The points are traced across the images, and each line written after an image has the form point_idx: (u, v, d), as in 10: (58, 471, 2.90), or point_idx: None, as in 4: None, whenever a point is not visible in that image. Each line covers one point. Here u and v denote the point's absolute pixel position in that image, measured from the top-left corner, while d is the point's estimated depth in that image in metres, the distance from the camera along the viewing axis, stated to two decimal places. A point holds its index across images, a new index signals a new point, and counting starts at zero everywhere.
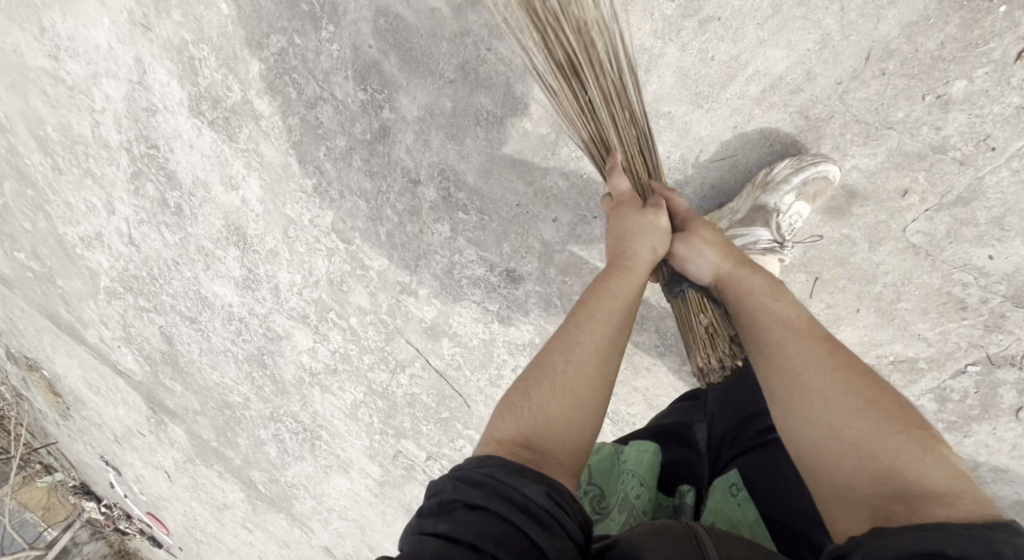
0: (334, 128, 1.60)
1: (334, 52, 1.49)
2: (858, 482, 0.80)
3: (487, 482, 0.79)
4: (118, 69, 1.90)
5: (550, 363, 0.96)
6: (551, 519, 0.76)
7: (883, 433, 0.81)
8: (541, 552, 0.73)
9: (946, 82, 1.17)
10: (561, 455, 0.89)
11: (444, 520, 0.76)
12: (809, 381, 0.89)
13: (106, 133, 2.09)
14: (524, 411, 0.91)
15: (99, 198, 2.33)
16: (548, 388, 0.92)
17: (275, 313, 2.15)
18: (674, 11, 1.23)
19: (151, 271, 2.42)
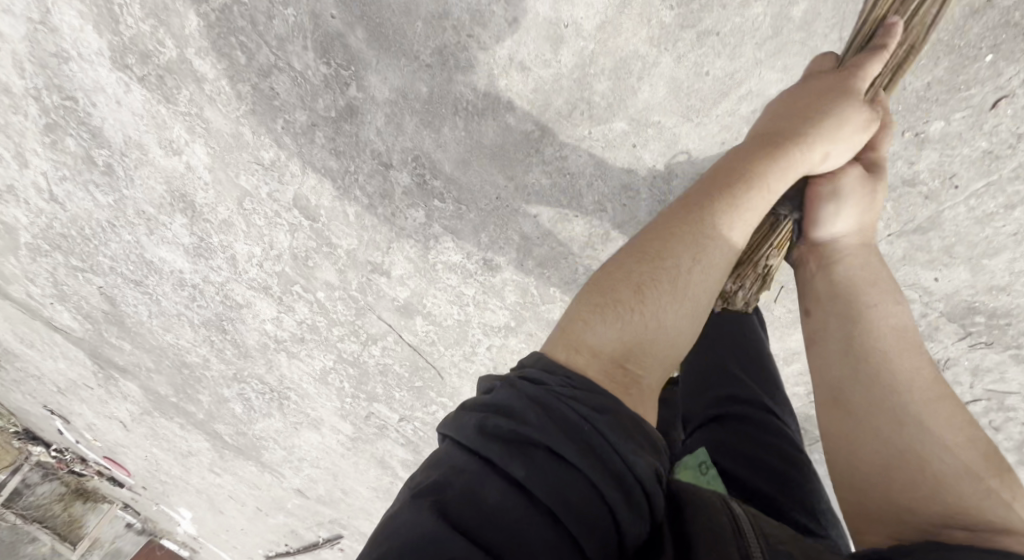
0: (293, 101, 1.46)
1: (289, 18, 1.31)
2: (902, 493, 1.04)
3: (579, 429, 0.81)
4: (8, 1, 1.51)
5: (673, 264, 0.99)
6: (636, 485, 0.81)
7: (968, 462, 1.03)
8: (614, 521, 0.78)
9: (927, 122, 1.26)
10: (649, 377, 0.96)
11: (521, 464, 0.78)
12: (913, 401, 1.09)
13: (7, 77, 1.71)
14: (631, 318, 0.95)
15: (4, 149, 1.98)
16: (666, 296, 0.98)
17: (233, 283, 2.07)
18: (672, 18, 1.12)
19: (81, 232, 2.20)
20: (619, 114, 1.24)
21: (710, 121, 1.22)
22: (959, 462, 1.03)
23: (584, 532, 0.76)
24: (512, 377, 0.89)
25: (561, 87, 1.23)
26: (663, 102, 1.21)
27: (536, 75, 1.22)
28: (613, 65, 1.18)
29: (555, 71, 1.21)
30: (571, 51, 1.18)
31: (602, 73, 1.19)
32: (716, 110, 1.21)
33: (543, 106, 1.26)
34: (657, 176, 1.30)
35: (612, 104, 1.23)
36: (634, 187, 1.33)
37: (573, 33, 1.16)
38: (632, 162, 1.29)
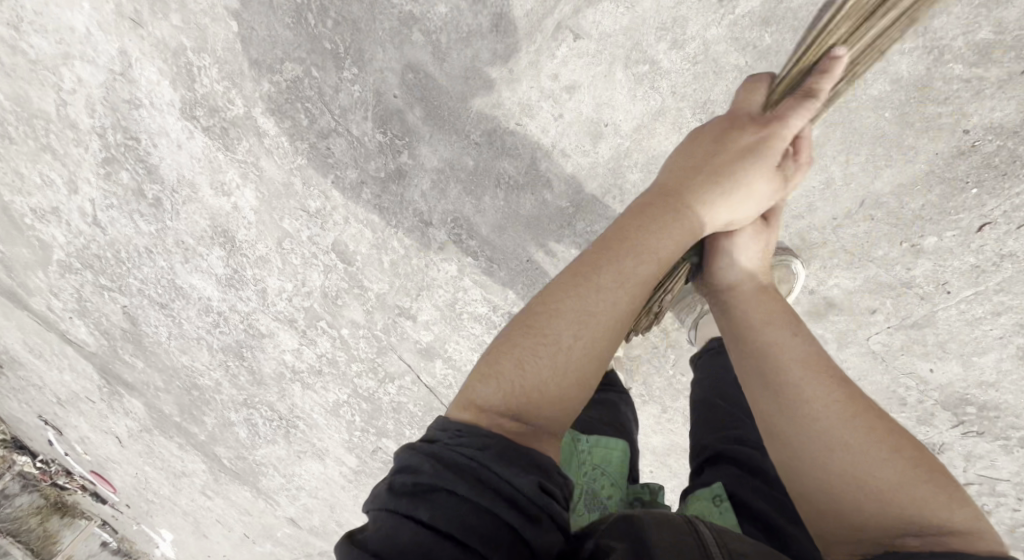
0: (347, 160, 1.61)
1: (354, 92, 1.49)
2: (857, 511, 0.97)
3: (471, 469, 0.84)
4: (97, 56, 1.73)
5: (554, 331, 0.95)
6: (532, 504, 0.83)
7: (904, 475, 0.95)
8: (522, 538, 0.81)
9: (922, 235, 1.36)
10: (553, 418, 0.94)
11: (425, 505, 0.81)
12: (831, 428, 1.00)
13: (75, 116, 1.91)
14: (506, 380, 0.92)
15: (59, 175, 2.13)
16: (545, 357, 0.93)
17: (259, 313, 2.18)
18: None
19: (117, 255, 2.32)
20: None
21: None
22: (895, 475, 0.95)
23: (489, 548, 0.79)
24: (417, 440, 0.91)
25: (595, 174, 1.39)
26: None
27: (575, 161, 1.38)
28: (645, 160, 1.34)
29: (591, 159, 1.37)
30: (608, 144, 1.34)
31: (635, 166, 1.35)
32: None
33: (578, 189, 1.42)
34: None
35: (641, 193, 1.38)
36: None
37: (611, 131, 1.32)
38: None
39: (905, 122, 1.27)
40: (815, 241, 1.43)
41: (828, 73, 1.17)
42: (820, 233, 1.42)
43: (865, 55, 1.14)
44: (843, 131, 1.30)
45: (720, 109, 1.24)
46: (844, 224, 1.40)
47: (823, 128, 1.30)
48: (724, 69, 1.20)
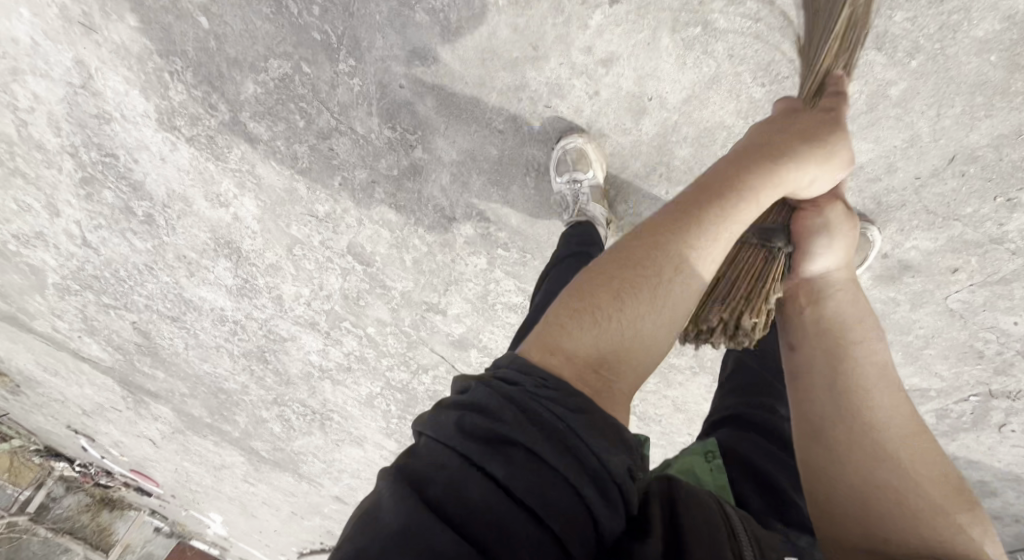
0: (353, 160, 1.47)
1: (355, 86, 1.34)
2: (888, 524, 0.87)
3: (559, 431, 0.70)
4: (51, 69, 1.53)
5: (657, 263, 0.80)
6: (614, 483, 0.71)
7: (941, 503, 0.86)
8: (587, 515, 0.69)
9: (1018, 188, 1.23)
10: (630, 389, 0.79)
11: (500, 461, 0.68)
12: (889, 431, 0.92)
13: (41, 134, 1.72)
14: (598, 323, 0.78)
15: (37, 200, 1.97)
16: (645, 300, 0.79)
17: (277, 318, 2.05)
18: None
19: (116, 273, 2.18)
20: None
21: None
22: (938, 499, 0.87)
23: (566, 527, 0.67)
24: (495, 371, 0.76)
25: (637, 152, 1.25)
26: None
27: (613, 142, 1.24)
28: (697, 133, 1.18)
29: (632, 138, 1.23)
30: (653, 121, 1.18)
31: (684, 140, 1.20)
32: None
33: (619, 168, 1.28)
34: None
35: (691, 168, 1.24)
36: None
37: (657, 105, 1.16)
38: None
39: (1014, 66, 1.11)
40: (893, 204, 1.31)
41: (917, 19, 1.09)
42: (900, 195, 1.29)
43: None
44: (934, 83, 1.15)
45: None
46: (929, 182, 1.27)
47: (912, 80, 1.16)
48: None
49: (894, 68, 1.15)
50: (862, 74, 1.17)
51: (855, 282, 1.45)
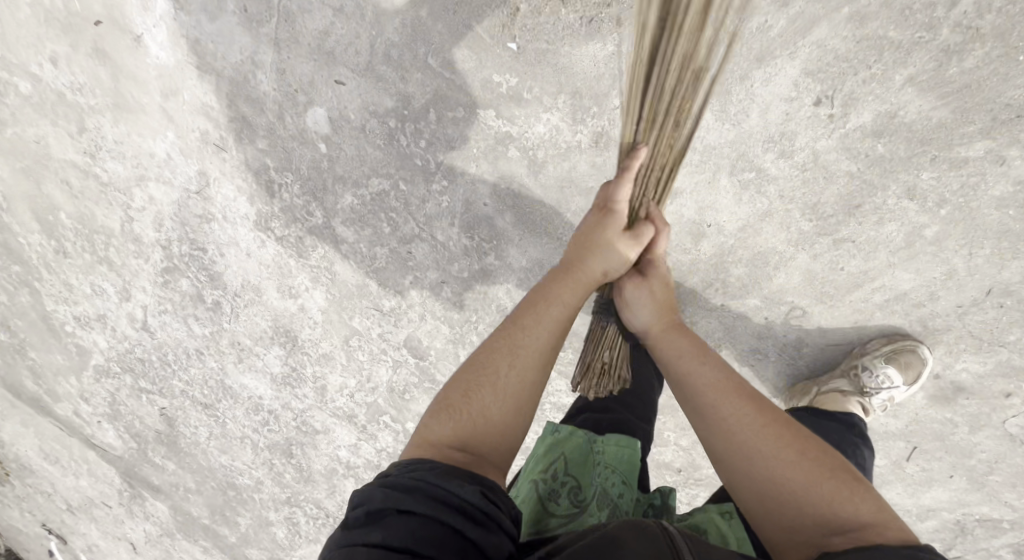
0: (428, 262, 1.67)
1: (443, 203, 1.58)
2: (793, 520, 0.89)
3: (422, 488, 0.83)
4: (174, 177, 1.87)
5: (495, 363, 0.99)
6: (477, 510, 0.83)
7: (818, 481, 0.89)
8: (467, 540, 0.80)
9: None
10: (491, 458, 0.94)
11: (378, 529, 0.80)
12: (745, 432, 0.95)
13: (142, 230, 2.03)
14: (461, 418, 0.94)
15: (114, 286, 2.21)
16: (490, 393, 0.96)
17: (314, 410, 2.11)
18: (810, 228, 1.27)
19: (163, 357, 2.29)
20: (753, 292, 1.37)
21: (844, 306, 1.32)
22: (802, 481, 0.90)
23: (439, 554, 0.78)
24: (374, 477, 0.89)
25: (694, 270, 1.39)
26: (797, 287, 1.33)
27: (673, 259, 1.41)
28: (751, 259, 1.34)
29: (691, 258, 1.37)
30: (710, 245, 1.35)
31: (740, 262, 1.35)
32: (851, 297, 1.31)
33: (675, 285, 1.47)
34: (786, 346, 1.40)
35: (747, 285, 1.36)
36: (763, 352, 1.42)
37: (715, 230, 1.34)
38: (762, 331, 1.40)
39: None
40: (939, 328, 1.29)
41: (941, 177, 1.16)
42: (944, 320, 1.27)
43: (977, 162, 1.13)
44: (965, 228, 1.19)
45: (830, 210, 1.24)
46: (971, 310, 1.25)
47: (944, 224, 1.19)
48: (834, 174, 1.21)
49: (926, 215, 1.19)
50: (899, 217, 1.21)
51: (909, 399, 1.38)
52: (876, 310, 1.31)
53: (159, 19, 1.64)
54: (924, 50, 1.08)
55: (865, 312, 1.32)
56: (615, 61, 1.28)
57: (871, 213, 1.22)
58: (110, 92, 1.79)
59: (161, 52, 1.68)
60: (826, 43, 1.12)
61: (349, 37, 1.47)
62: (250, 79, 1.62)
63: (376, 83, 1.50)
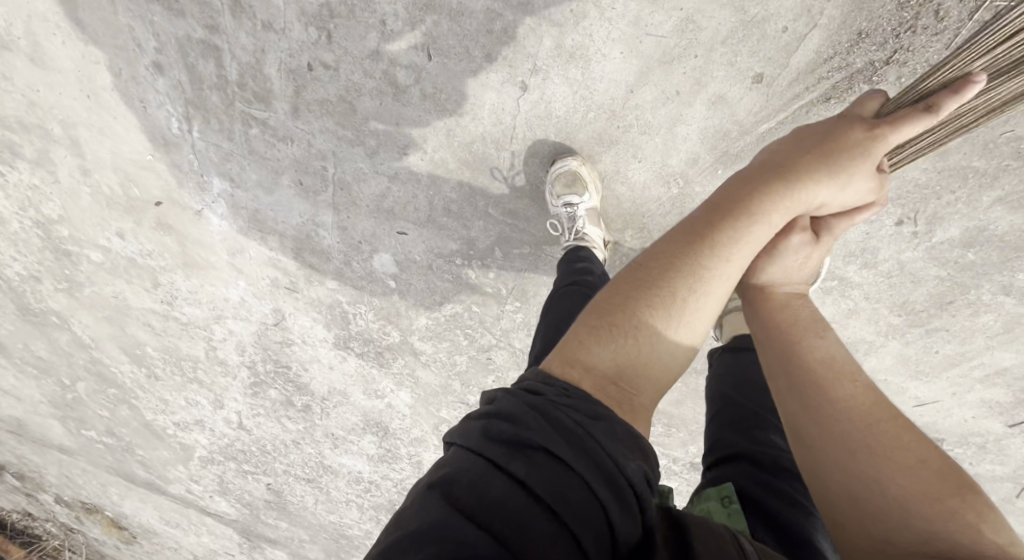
0: (509, 365, 1.79)
1: (517, 318, 1.67)
2: (883, 520, 0.82)
3: (579, 436, 0.75)
4: (252, 314, 2.17)
5: (670, 293, 0.86)
6: (630, 489, 0.75)
7: (928, 496, 0.80)
8: (609, 525, 0.72)
9: None
10: (644, 401, 0.86)
11: (521, 461, 0.73)
12: (850, 428, 0.88)
13: (226, 355, 2.37)
14: (624, 346, 0.84)
15: (206, 398, 2.59)
16: (653, 328, 0.85)
17: (412, 479, 2.40)
18: (900, 321, 1.38)
19: (263, 448, 2.61)
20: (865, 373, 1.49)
21: (942, 378, 1.44)
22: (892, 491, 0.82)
23: (578, 523, 0.70)
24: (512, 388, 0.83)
25: None
26: (893, 366, 1.45)
27: None
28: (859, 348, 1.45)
29: None
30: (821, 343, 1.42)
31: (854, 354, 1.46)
32: (948, 372, 1.42)
33: None
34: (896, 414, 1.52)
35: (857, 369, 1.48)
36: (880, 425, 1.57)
37: None
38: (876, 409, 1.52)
39: None
40: None
41: None
42: None
43: None
44: None
45: (922, 305, 1.34)
46: None
47: None
48: (922, 278, 1.31)
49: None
50: (994, 309, 1.31)
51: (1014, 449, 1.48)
52: (976, 383, 1.42)
53: (217, 196, 1.72)
54: (1012, 175, 1.16)
55: (964, 383, 1.43)
56: (682, 201, 1.32)
57: (965, 306, 1.32)
58: (178, 255, 2.07)
59: (222, 223, 1.78)
60: (905, 174, 1.20)
61: (407, 197, 1.50)
62: (313, 235, 1.71)
63: (439, 231, 1.55)
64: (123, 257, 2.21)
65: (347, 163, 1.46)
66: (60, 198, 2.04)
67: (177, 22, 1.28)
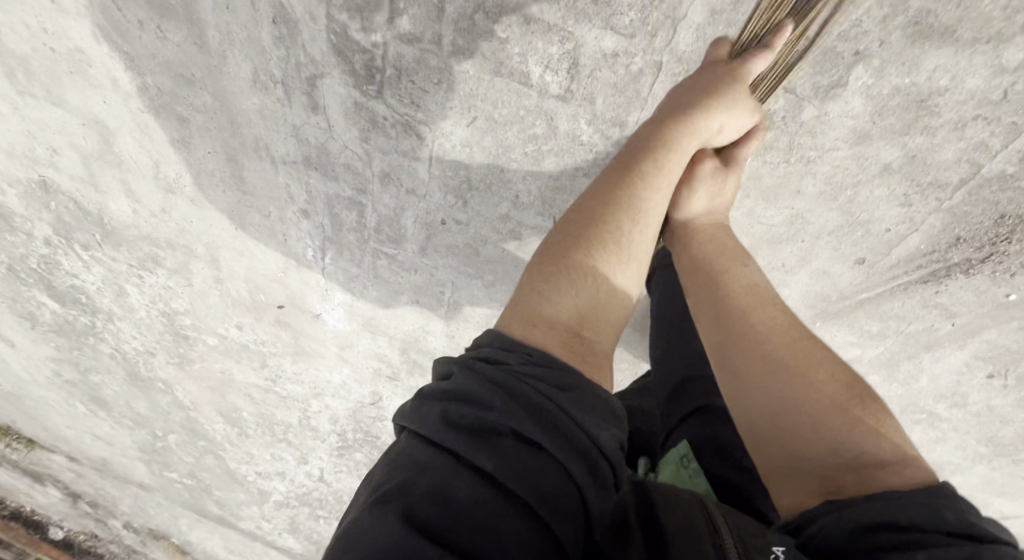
0: None
1: None
2: (807, 434, 0.99)
3: (544, 408, 0.83)
4: (350, 393, 2.39)
5: (602, 240, 1.02)
6: (600, 460, 0.84)
7: (839, 405, 0.99)
8: (583, 500, 0.82)
9: None
10: (599, 345, 0.99)
11: (489, 452, 0.79)
12: (776, 351, 1.08)
13: (318, 423, 2.62)
14: (574, 291, 0.99)
15: (291, 454, 2.87)
16: (601, 270, 1.01)
17: None
18: (987, 451, 1.66)
19: (340, 497, 2.97)
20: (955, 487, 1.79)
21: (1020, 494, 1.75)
22: (821, 400, 1.00)
23: (556, 517, 0.78)
24: (470, 361, 0.89)
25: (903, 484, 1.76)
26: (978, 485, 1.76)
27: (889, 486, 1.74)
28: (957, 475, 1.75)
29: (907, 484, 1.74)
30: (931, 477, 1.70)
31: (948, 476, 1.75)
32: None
33: None
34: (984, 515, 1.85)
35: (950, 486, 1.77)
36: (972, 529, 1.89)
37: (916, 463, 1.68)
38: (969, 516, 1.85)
39: None
40: None
41: None
42: None
43: None
44: None
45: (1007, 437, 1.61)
46: None
47: None
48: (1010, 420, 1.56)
49: None
50: None
51: None
52: None
53: (337, 304, 1.90)
54: None
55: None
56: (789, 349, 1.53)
57: None
58: (291, 346, 2.28)
59: (338, 324, 1.96)
60: (996, 341, 1.41)
61: None
62: (422, 339, 1.88)
63: None
64: (237, 344, 2.43)
65: (465, 290, 1.63)
66: (188, 296, 2.28)
67: (332, 184, 1.49)
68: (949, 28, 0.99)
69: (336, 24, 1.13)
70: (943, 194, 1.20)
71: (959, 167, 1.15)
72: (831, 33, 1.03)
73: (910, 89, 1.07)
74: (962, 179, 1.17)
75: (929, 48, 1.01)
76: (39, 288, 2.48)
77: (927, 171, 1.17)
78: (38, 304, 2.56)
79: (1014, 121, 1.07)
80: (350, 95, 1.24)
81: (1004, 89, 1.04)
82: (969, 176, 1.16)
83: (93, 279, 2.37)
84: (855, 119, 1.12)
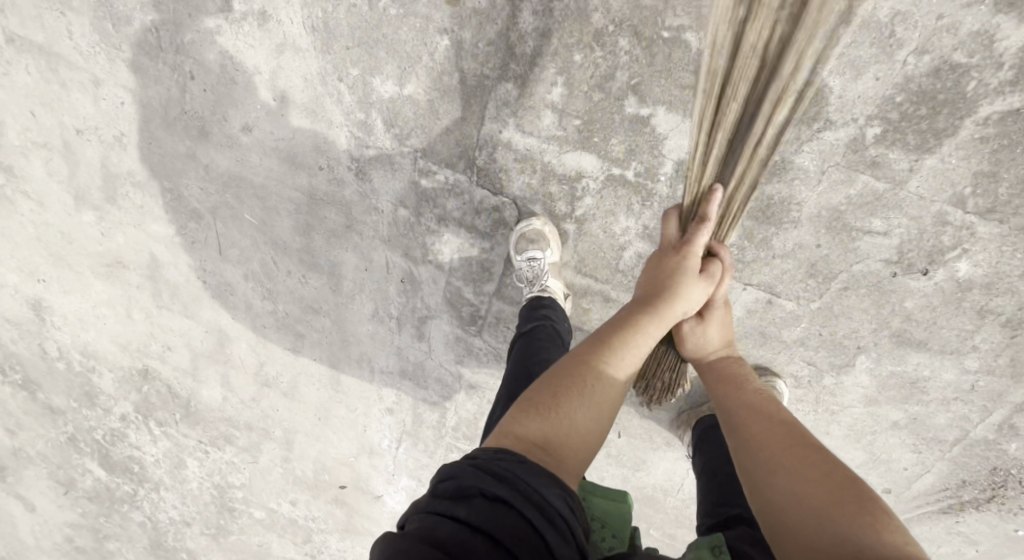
0: None
1: None
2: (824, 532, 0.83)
3: (508, 475, 0.85)
4: None
5: (578, 371, 1.00)
6: (558, 515, 0.83)
7: (844, 507, 0.84)
8: (546, 548, 0.79)
9: None
10: (570, 467, 0.92)
11: (463, 506, 0.82)
12: (787, 457, 0.97)
13: None
14: (548, 413, 0.94)
15: None
16: (576, 399, 0.97)
17: None
18: None
19: None
20: None
21: None
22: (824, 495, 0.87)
23: (521, 552, 0.77)
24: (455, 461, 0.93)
25: None
26: None
27: None
28: None
29: None
30: None
31: None
32: None
33: None
34: None
35: None
36: None
37: None
38: None
39: None
40: None
41: None
42: None
43: None
44: None
45: None
46: None
47: None
48: None
49: None
50: None
51: None
52: None
53: (400, 489, 2.10)
54: None
55: None
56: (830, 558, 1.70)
57: None
58: (344, 523, 2.43)
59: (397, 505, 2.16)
60: None
61: None
62: None
63: None
64: (285, 519, 2.50)
65: None
66: (249, 474, 2.45)
67: (420, 390, 1.81)
68: (922, 341, 1.34)
69: (453, 288, 1.53)
70: (944, 447, 1.45)
71: (952, 430, 1.43)
72: (839, 333, 1.38)
73: (902, 374, 1.39)
74: (957, 437, 1.43)
75: (910, 350, 1.36)
76: (90, 457, 2.58)
77: (928, 430, 1.44)
78: (84, 471, 2.61)
79: (984, 403, 1.37)
80: (453, 329, 1.62)
81: (971, 383, 1.36)
82: (961, 435, 1.42)
83: (155, 450, 2.50)
84: (865, 388, 1.42)
